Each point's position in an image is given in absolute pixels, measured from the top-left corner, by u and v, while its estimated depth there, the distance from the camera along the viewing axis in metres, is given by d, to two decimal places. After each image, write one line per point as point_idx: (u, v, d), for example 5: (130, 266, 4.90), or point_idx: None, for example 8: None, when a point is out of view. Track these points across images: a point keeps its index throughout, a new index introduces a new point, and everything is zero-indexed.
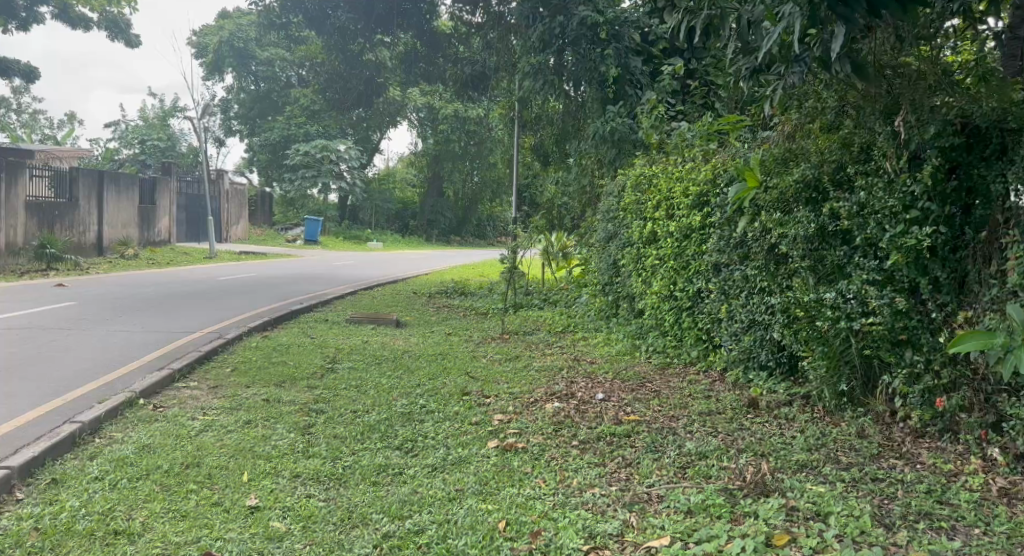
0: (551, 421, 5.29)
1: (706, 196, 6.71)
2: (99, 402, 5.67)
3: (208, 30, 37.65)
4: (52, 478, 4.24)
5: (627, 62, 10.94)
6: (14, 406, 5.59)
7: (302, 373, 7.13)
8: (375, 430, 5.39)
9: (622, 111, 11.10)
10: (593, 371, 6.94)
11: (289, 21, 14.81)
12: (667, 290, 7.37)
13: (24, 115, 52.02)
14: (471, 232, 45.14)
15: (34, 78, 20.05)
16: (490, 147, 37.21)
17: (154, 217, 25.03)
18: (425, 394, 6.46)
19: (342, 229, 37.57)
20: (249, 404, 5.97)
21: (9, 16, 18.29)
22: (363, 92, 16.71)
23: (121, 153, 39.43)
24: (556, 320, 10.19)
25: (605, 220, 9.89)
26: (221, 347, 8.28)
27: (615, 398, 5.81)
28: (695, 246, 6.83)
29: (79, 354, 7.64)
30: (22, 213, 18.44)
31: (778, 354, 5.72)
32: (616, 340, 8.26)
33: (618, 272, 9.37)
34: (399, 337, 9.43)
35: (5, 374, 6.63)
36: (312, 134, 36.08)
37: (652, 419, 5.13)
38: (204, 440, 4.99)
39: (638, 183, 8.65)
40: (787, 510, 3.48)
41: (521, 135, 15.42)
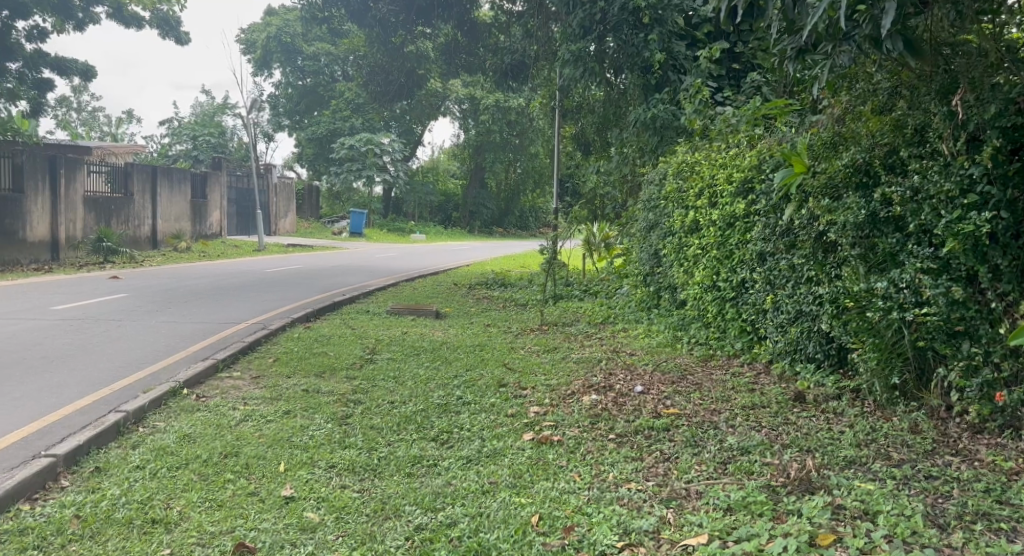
0: (588, 413, 5.20)
1: (752, 182, 6.51)
2: (144, 391, 5.74)
3: (255, 27, 38.25)
4: (96, 466, 4.28)
5: (670, 46, 10.72)
6: (63, 394, 5.69)
7: (341, 363, 7.17)
8: (411, 422, 5.38)
9: (666, 98, 10.90)
10: (632, 363, 6.81)
11: (331, 15, 14.93)
12: (710, 281, 7.18)
13: (85, 113, 53.94)
14: (514, 223, 45.12)
15: (92, 77, 20.55)
16: (532, 136, 37.06)
17: (204, 211, 25.50)
18: (463, 385, 6.43)
19: (386, 222, 37.89)
20: (289, 394, 6.01)
21: (67, 17, 18.76)
22: (405, 84, 16.38)
23: (174, 148, 40.38)
24: (597, 311, 10.08)
25: (646, 210, 9.72)
26: (265, 338, 8.36)
27: (655, 391, 5.68)
28: (739, 235, 6.64)
29: (129, 344, 7.80)
30: (80, 207, 18.95)
31: (826, 346, 5.50)
32: (657, 332, 8.10)
33: (659, 262, 9.21)
34: (438, 328, 9.43)
35: (57, 363, 6.76)
36: (357, 127, 36.42)
37: (693, 412, 4.98)
38: (243, 430, 5.01)
39: (680, 170, 8.48)
40: (833, 508, 3.33)
41: (563, 124, 15.30)
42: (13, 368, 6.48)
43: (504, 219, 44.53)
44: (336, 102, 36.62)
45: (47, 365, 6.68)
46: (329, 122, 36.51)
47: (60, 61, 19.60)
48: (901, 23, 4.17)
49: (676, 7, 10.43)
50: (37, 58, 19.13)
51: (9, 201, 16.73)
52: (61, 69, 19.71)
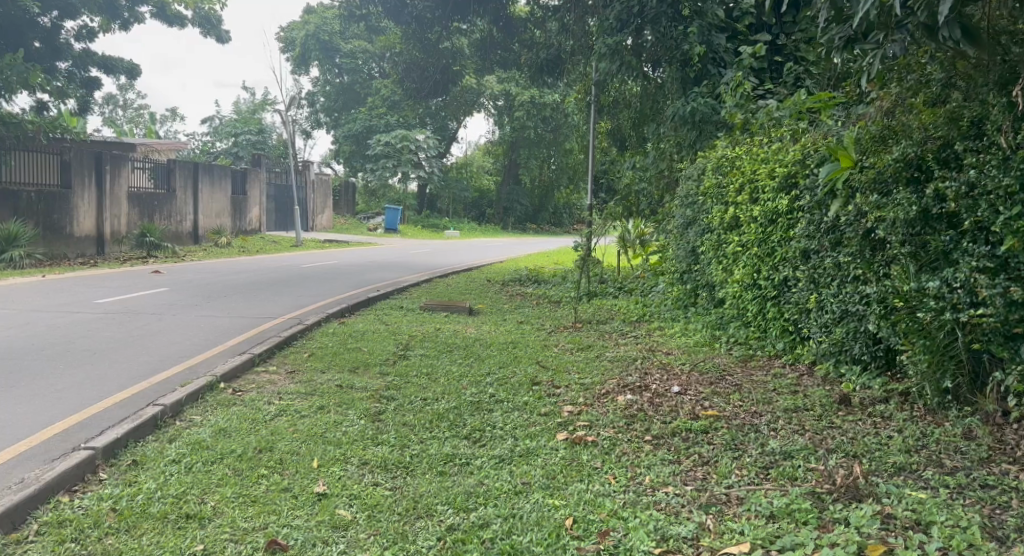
0: (623, 413, 5.11)
1: (796, 177, 6.35)
2: (182, 385, 5.76)
3: (294, 25, 38.66)
4: (134, 459, 4.27)
5: (710, 39, 10.50)
6: (104, 386, 5.73)
7: (374, 359, 7.15)
8: (444, 420, 5.34)
9: (705, 91, 10.70)
10: (669, 362, 6.69)
11: (368, 11, 14.97)
12: (750, 279, 7.02)
13: (130, 110, 55.03)
14: (548, 220, 45.00)
15: (137, 75, 20.90)
16: (566, 132, 36.88)
17: (244, 206, 25.82)
18: (496, 382, 6.38)
19: (420, 218, 38.04)
20: (323, 389, 6.01)
21: (113, 17, 19.11)
22: (441, 81, 16.27)
23: (214, 145, 40.99)
24: (631, 309, 9.96)
25: (683, 206, 9.56)
26: (300, 333, 8.39)
27: (693, 391, 5.55)
28: (781, 231, 6.48)
29: (168, 337, 7.87)
30: (124, 203, 19.29)
31: (873, 348, 5.33)
32: (694, 331, 7.95)
33: (697, 259, 9.05)
34: (471, 324, 9.39)
35: (98, 356, 6.83)
36: (392, 124, 36.59)
37: (734, 414, 4.85)
38: (277, 425, 5.00)
39: (719, 166, 8.31)
40: (882, 517, 3.19)
41: (598, 120, 15.16)
42: (56, 360, 6.56)
43: (538, 215, 44.43)
44: (372, 99, 36.86)
45: (89, 357, 6.75)
46: (365, 119, 36.76)
47: (107, 60, 19.97)
48: (958, 10, 3.99)
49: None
50: (85, 57, 19.51)
51: (57, 197, 17.10)
52: (108, 68, 20.09)
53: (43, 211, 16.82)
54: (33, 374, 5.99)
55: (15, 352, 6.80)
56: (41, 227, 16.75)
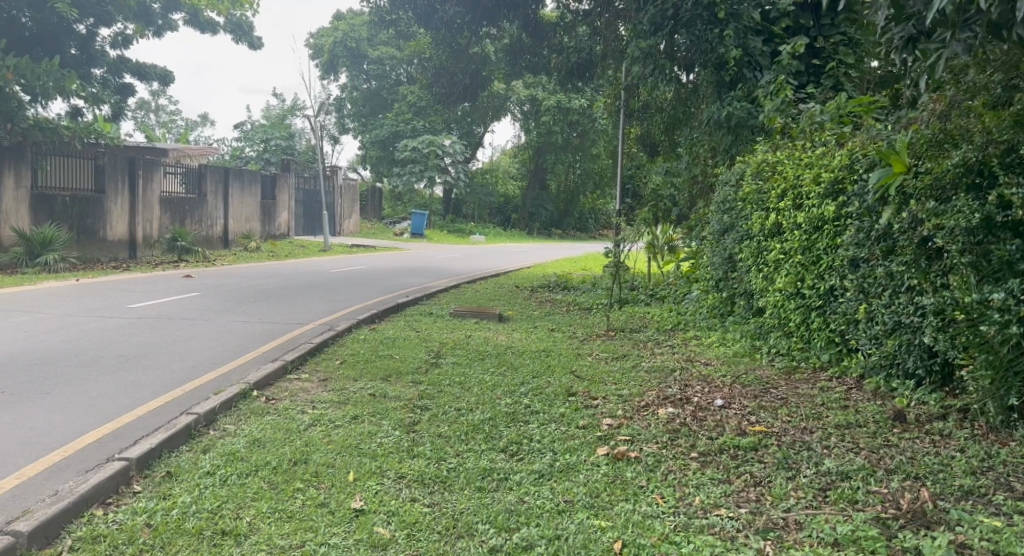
0: (666, 427, 4.95)
1: (843, 183, 6.20)
2: (215, 393, 5.67)
3: (323, 31, 38.93)
4: (168, 471, 4.19)
5: (746, 42, 10.31)
6: (138, 393, 5.68)
7: (406, 367, 7.03)
8: (479, 431, 5.22)
9: (740, 95, 10.48)
10: (709, 373, 6.53)
11: (398, 17, 14.96)
12: (793, 288, 6.85)
13: (162, 115, 55.72)
14: (573, 225, 44.80)
15: (169, 82, 21.09)
16: (593, 138, 36.70)
17: (273, 211, 25.94)
18: (530, 393, 6.24)
19: (446, 223, 38.02)
20: (357, 398, 5.90)
21: (147, 23, 19.33)
22: (470, 86, 16.07)
23: (244, 150, 41.32)
24: (664, 317, 9.77)
25: (719, 212, 9.36)
26: (331, 339, 8.32)
27: (737, 405, 5.41)
28: (828, 239, 6.31)
29: (200, 343, 7.84)
30: (156, 208, 19.44)
31: (928, 362, 5.17)
32: (732, 340, 7.78)
33: (734, 267, 8.85)
34: (502, 332, 9.26)
35: (131, 362, 6.79)
36: (419, 129, 36.65)
37: (782, 431, 4.76)
38: (312, 435, 4.91)
39: (759, 171, 8.11)
40: (956, 547, 3.03)
41: (628, 125, 14.97)
42: (90, 366, 6.53)
43: (564, 220, 44.23)
44: (399, 105, 36.97)
45: (123, 363, 6.72)
46: (392, 124, 36.85)
47: (140, 67, 20.17)
48: None
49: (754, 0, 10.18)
50: (119, 64, 19.72)
51: (90, 201, 17.27)
52: (141, 75, 20.28)
53: (77, 215, 17.00)
54: (68, 381, 5.96)
55: (49, 357, 6.79)
56: (74, 231, 16.92)
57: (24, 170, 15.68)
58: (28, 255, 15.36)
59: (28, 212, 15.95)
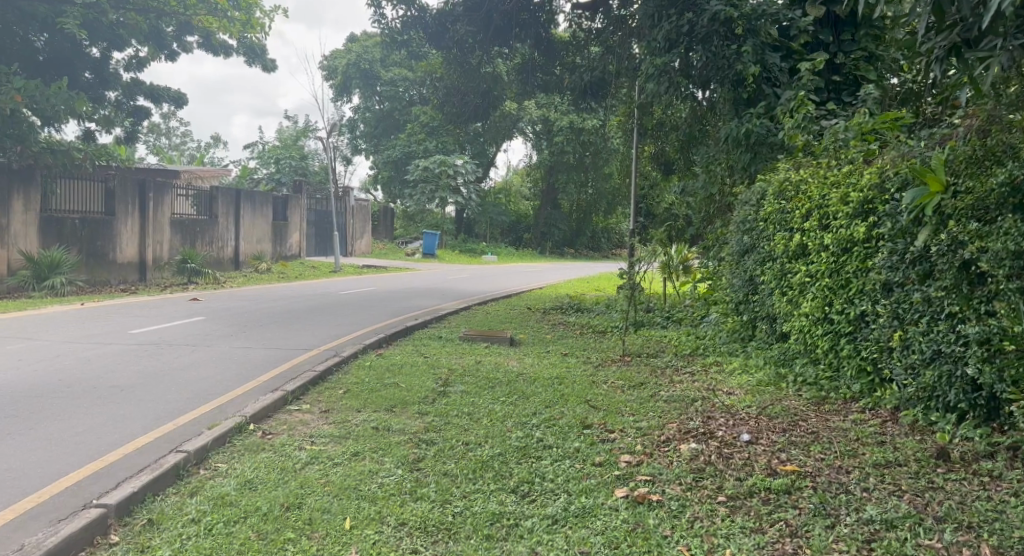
0: (689, 467, 4.61)
1: (873, 203, 5.90)
2: (210, 427, 5.37)
3: (337, 53, 39.06)
4: (150, 518, 3.88)
5: (764, 57, 10.02)
6: (128, 427, 5.38)
7: (413, 397, 6.70)
8: (488, 469, 4.88)
9: (759, 112, 10.16)
10: (732, 403, 6.18)
11: (409, 37, 14.70)
12: (821, 312, 6.50)
13: (174, 138, 55.92)
14: (585, 245, 44.41)
15: (183, 104, 21.01)
16: (606, 156, 36.44)
17: (284, 232, 25.79)
18: (543, 425, 5.88)
19: (459, 243, 37.79)
20: (359, 432, 5.57)
21: (160, 46, 19.29)
22: (481, 105, 15.83)
23: (258, 172, 41.41)
24: (683, 341, 9.39)
25: (739, 232, 8.99)
26: (336, 366, 8.00)
27: (764, 441, 5.07)
28: (858, 262, 5.97)
29: (200, 371, 7.56)
30: (167, 230, 19.28)
31: (973, 395, 4.79)
32: (756, 367, 7.41)
33: (755, 289, 8.49)
34: (513, 356, 8.92)
35: (124, 393, 6.49)
36: (431, 149, 36.54)
37: (816, 471, 4.46)
38: (309, 475, 4.58)
39: (782, 190, 7.77)
40: None
41: (642, 144, 14.71)
42: (82, 398, 6.26)
43: (576, 239, 43.84)
44: (411, 126, 36.91)
45: (117, 394, 6.44)
46: (404, 145, 36.76)
47: (154, 89, 20.12)
48: None
49: (771, 16, 9.97)
50: (133, 87, 19.68)
51: (100, 224, 17.12)
52: (155, 98, 20.22)
53: (86, 238, 16.83)
54: (56, 415, 5.68)
55: (41, 388, 6.52)
56: (84, 254, 16.76)
57: (33, 193, 15.54)
58: (36, 278, 15.17)
59: (38, 235, 15.77)
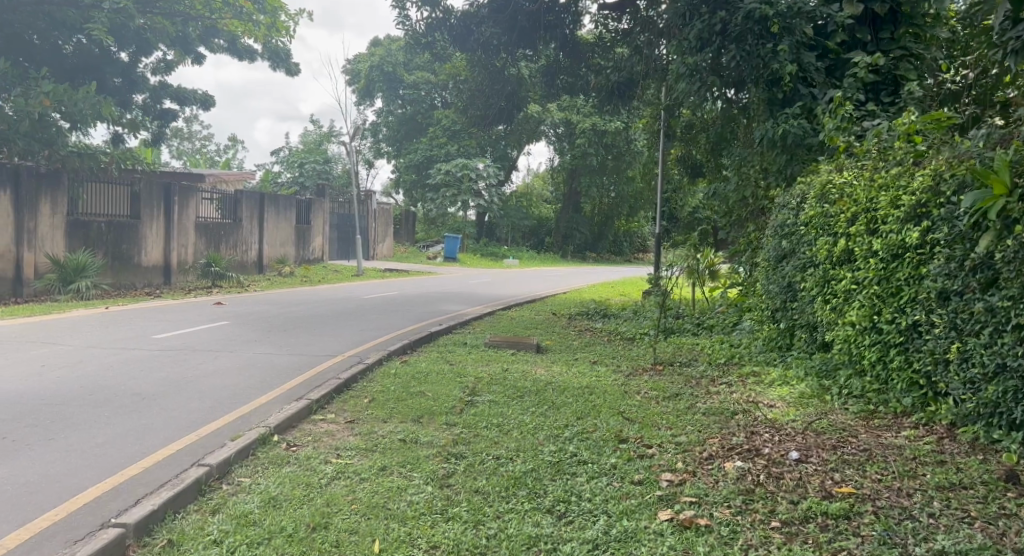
0: (737, 488, 4.40)
1: (927, 207, 5.69)
2: (232, 438, 5.17)
3: (360, 57, 39.12)
4: (169, 539, 3.68)
5: (800, 57, 9.70)
6: (150, 438, 5.21)
7: (440, 406, 6.47)
8: (521, 486, 4.64)
9: (796, 113, 9.84)
10: (776, 418, 5.98)
11: (433, 40, 14.58)
12: (868, 321, 6.28)
13: (196, 142, 56.30)
14: (607, 249, 44.06)
15: (210, 106, 21.03)
16: (629, 159, 36.10)
17: (307, 236, 25.75)
18: (576, 439, 5.63)
19: (480, 247, 37.58)
20: (386, 445, 5.34)
21: (186, 50, 19.36)
22: (506, 108, 15.58)
23: (280, 175, 41.51)
24: (716, 350, 9.09)
25: (776, 236, 8.70)
26: (361, 372, 7.81)
27: (815, 460, 4.85)
28: (911, 269, 5.76)
29: (224, 379, 7.39)
30: (192, 234, 19.27)
31: None
32: (796, 378, 7.18)
33: (793, 295, 8.20)
34: (540, 364, 8.66)
35: (146, 401, 6.33)
36: (453, 153, 36.41)
37: (874, 493, 4.24)
38: (335, 492, 4.35)
39: (824, 192, 7.50)
40: None
41: (669, 146, 14.43)
42: (103, 406, 6.11)
43: (598, 243, 43.49)
44: (433, 130, 36.81)
45: (138, 402, 6.27)
46: (426, 149, 36.62)
47: (181, 93, 20.10)
48: None
49: (807, 14, 9.67)
50: (160, 90, 19.68)
51: (125, 227, 17.08)
52: (182, 100, 20.23)
53: (111, 241, 16.77)
54: (77, 424, 5.53)
55: (62, 396, 6.38)
56: (109, 257, 16.71)
57: (61, 196, 15.40)
58: (62, 281, 15.08)
59: (64, 239, 15.66)
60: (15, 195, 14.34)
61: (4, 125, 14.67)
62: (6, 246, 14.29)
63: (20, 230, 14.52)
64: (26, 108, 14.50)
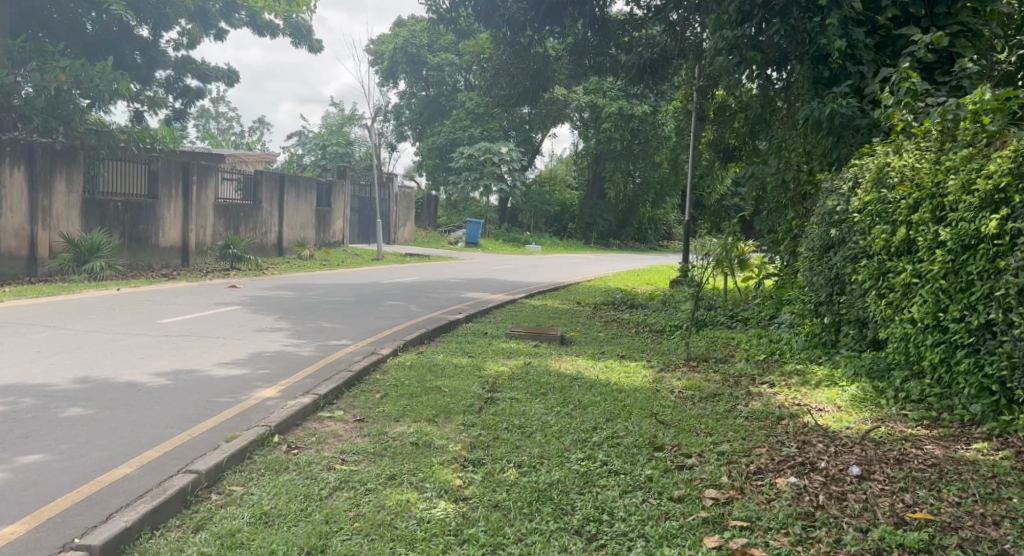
0: (794, 510, 3.86)
1: (1011, 193, 5.11)
2: (227, 439, 4.70)
3: (384, 38, 38.61)
4: None
5: (848, 32, 9.00)
6: (136, 438, 4.74)
7: (458, 404, 5.94)
8: (546, 501, 4.10)
9: (844, 92, 9.15)
10: (828, 425, 5.48)
11: (457, 15, 13.99)
12: (931, 319, 5.72)
13: (222, 120, 56.48)
14: (632, 236, 43.26)
15: (234, 81, 20.60)
16: (656, 144, 35.30)
17: (327, 218, 25.33)
18: (607, 445, 5.08)
19: (502, 232, 37.05)
20: (396, 449, 4.82)
21: (206, 24, 18.94)
22: (531, 88, 14.94)
23: (302, 157, 41.21)
24: (753, 346, 8.50)
25: (823, 224, 8.08)
26: (374, 364, 7.32)
27: (881, 477, 4.31)
28: (986, 261, 5.22)
29: (228, 369, 6.93)
30: (210, 214, 18.91)
31: None
32: (845, 380, 6.64)
33: (841, 288, 7.63)
34: (566, 358, 8.12)
35: (141, 394, 5.86)
36: (476, 137, 35.77)
37: (956, 521, 3.68)
38: (336, 506, 3.86)
39: (881, 176, 6.91)
40: None
41: (702, 128, 13.75)
42: (94, 399, 5.66)
43: (622, 230, 42.73)
44: (456, 112, 36.24)
45: (132, 395, 5.82)
46: (450, 132, 36.08)
47: (203, 69, 19.64)
48: None
49: None
50: (183, 66, 19.22)
51: (143, 207, 16.70)
52: (204, 76, 19.78)
53: (128, 221, 16.37)
54: (59, 421, 5.08)
55: (52, 387, 5.96)
56: (126, 237, 16.32)
57: (76, 174, 14.89)
58: (76, 262, 14.68)
59: (80, 218, 15.21)
60: (29, 172, 13.88)
61: (22, 103, 14.38)
62: (19, 225, 13.85)
63: (33, 209, 14.07)
64: (42, 83, 14.23)
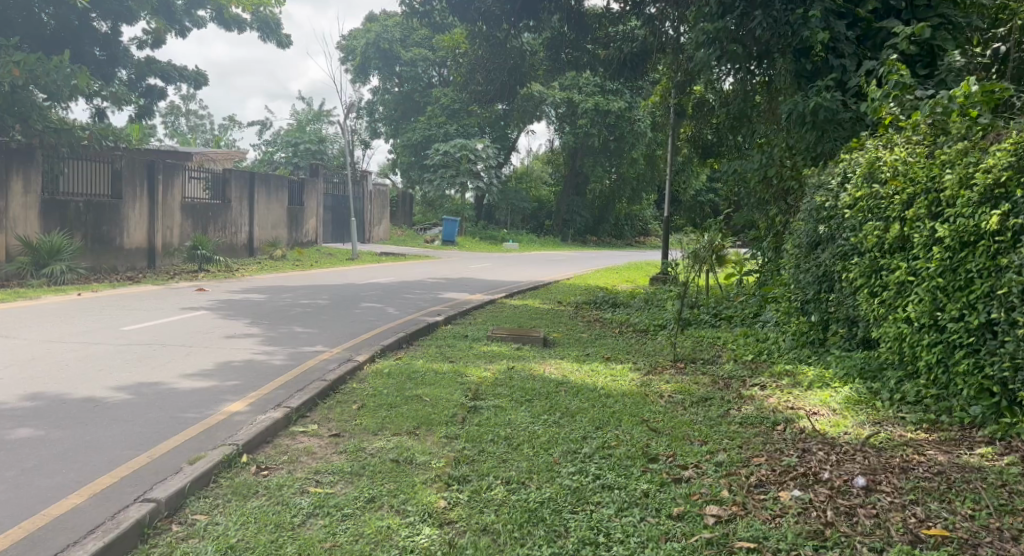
0: (804, 528, 3.65)
1: (1011, 188, 4.93)
2: (190, 461, 4.37)
3: (356, 34, 38.13)
4: None
5: (830, 25, 8.83)
6: (89, 462, 4.39)
7: (439, 415, 5.64)
8: (537, 523, 3.82)
9: (827, 85, 8.97)
10: (825, 431, 5.27)
11: (431, 8, 13.67)
12: (928, 319, 5.53)
13: (191, 118, 55.45)
14: (609, 232, 42.96)
15: (201, 84, 20.06)
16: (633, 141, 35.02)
17: (300, 218, 24.83)
18: (597, 456, 4.81)
19: (478, 230, 36.66)
20: (374, 467, 4.51)
21: (171, 21, 18.45)
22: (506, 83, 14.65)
23: (273, 156, 40.48)
24: (741, 345, 8.28)
25: (810, 219, 7.89)
26: (350, 372, 7.00)
27: (888, 488, 4.10)
28: (985, 259, 5.04)
29: (195, 381, 6.57)
30: (177, 214, 18.38)
31: None
32: (838, 381, 6.44)
33: (830, 286, 7.43)
34: (549, 361, 7.84)
35: (99, 411, 5.49)
36: (451, 133, 35.35)
37: (974, 538, 3.48)
38: (311, 536, 3.55)
39: (872, 171, 6.70)
40: None
41: (682, 123, 13.54)
42: (47, 418, 5.27)
43: (600, 227, 42.41)
44: (431, 109, 35.85)
45: (90, 412, 5.45)
46: (424, 128, 35.59)
47: (167, 69, 19.10)
48: None
49: None
50: (145, 66, 18.72)
51: (107, 207, 16.14)
52: (168, 78, 19.21)
53: (91, 223, 15.81)
54: (8, 443, 4.71)
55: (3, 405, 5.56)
56: (89, 240, 15.77)
57: (34, 174, 14.34)
58: (35, 265, 14.09)
59: (38, 220, 14.64)
60: None
61: None
62: None
63: None
64: None
